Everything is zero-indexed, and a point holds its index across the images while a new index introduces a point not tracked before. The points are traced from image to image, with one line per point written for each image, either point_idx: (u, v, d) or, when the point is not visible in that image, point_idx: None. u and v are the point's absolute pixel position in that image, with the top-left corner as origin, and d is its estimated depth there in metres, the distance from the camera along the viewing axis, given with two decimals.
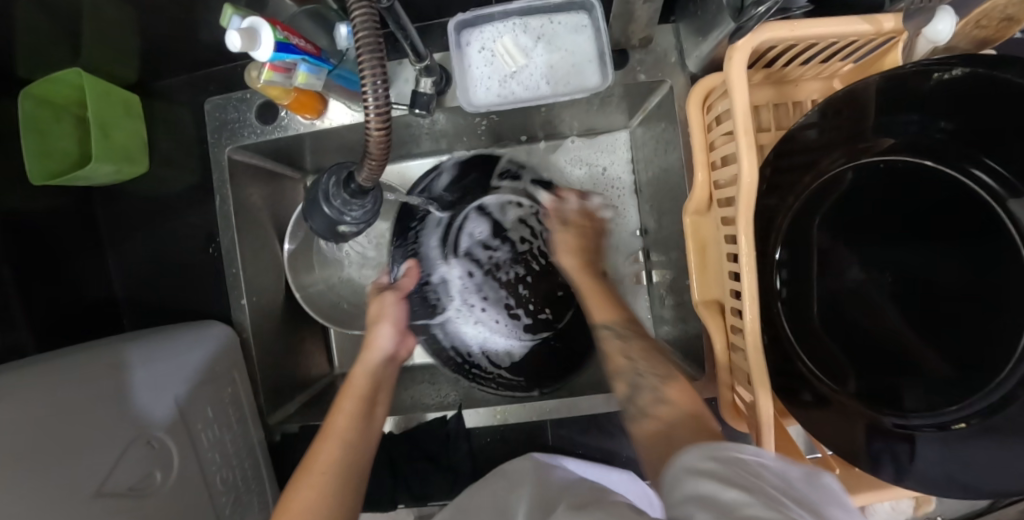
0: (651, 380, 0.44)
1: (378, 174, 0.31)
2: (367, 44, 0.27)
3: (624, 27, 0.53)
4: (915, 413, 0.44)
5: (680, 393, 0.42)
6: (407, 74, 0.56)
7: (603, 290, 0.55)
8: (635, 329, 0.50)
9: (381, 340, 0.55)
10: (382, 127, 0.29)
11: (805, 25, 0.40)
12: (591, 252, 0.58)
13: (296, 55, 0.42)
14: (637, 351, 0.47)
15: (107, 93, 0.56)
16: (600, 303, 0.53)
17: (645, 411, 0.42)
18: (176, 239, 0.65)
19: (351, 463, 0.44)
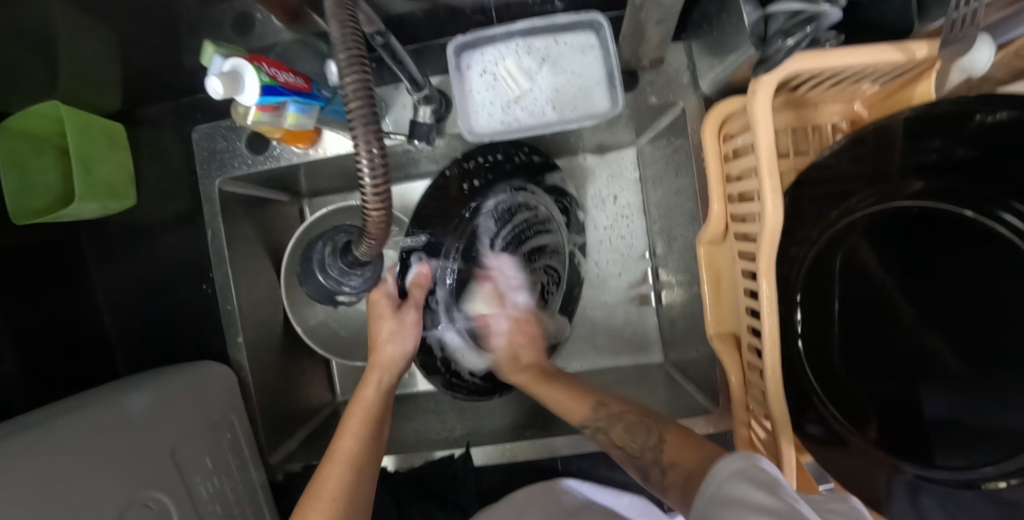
0: (648, 455, 0.43)
1: (377, 248, 0.32)
2: (362, 118, 0.26)
3: (635, 49, 0.50)
4: (940, 466, 0.41)
5: (677, 451, 0.41)
6: (404, 99, 0.53)
7: (563, 388, 0.54)
8: (609, 414, 0.48)
9: (389, 359, 0.52)
10: (379, 205, 0.29)
11: (835, 55, 0.37)
12: (538, 361, 0.59)
13: (284, 95, 0.39)
14: (617, 432, 0.47)
15: (87, 126, 0.53)
16: (574, 398, 0.51)
17: (661, 484, 0.41)
18: (168, 273, 0.62)
19: (361, 490, 0.43)
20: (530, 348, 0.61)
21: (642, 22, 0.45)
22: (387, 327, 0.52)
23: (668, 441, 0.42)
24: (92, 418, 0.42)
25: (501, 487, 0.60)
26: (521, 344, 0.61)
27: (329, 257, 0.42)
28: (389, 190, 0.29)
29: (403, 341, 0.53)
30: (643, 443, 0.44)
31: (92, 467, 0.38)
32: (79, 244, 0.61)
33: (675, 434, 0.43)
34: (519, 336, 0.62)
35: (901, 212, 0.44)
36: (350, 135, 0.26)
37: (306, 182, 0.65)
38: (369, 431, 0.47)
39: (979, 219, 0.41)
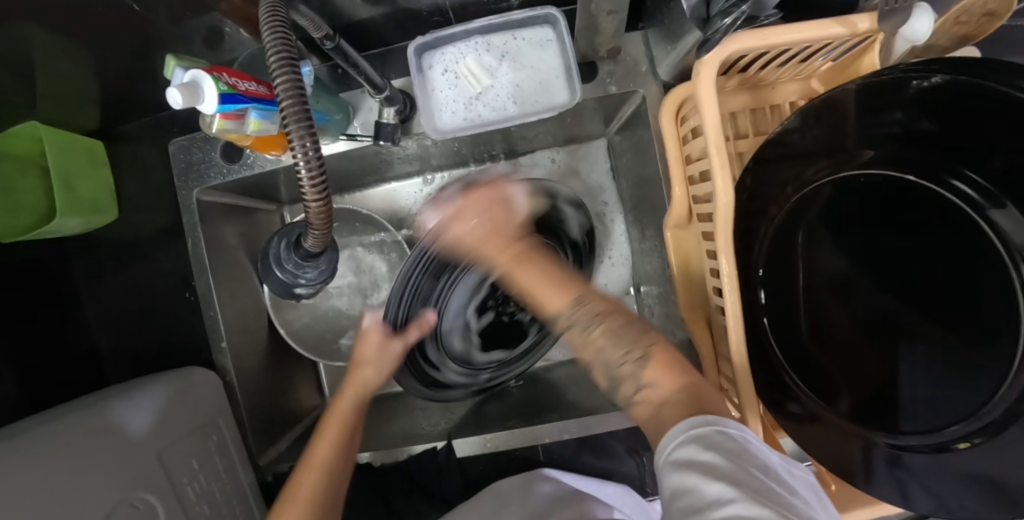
0: (627, 368, 0.37)
1: (323, 240, 0.34)
2: (295, 115, 0.28)
3: (590, 40, 0.51)
4: (907, 434, 0.42)
5: (660, 371, 0.36)
6: (370, 103, 0.55)
7: (544, 273, 0.44)
8: (599, 309, 0.41)
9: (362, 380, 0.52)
10: (320, 198, 0.31)
11: (776, 32, 0.38)
12: (503, 221, 0.46)
13: (245, 103, 0.40)
14: (599, 330, 0.40)
15: (67, 144, 0.55)
16: (553, 290, 0.43)
17: (631, 400, 0.37)
18: (153, 284, 0.64)
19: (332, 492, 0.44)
20: (501, 234, 0.45)
21: (594, 14, 0.46)
22: (374, 346, 0.52)
23: (648, 362, 0.36)
24: (80, 421, 0.43)
25: (486, 479, 0.61)
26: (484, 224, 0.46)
27: (283, 251, 0.43)
28: (327, 183, 0.30)
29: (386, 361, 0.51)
30: (624, 348, 0.38)
31: (79, 467, 0.39)
32: (66, 260, 0.63)
33: (660, 350, 0.37)
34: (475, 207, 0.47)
35: (851, 184, 0.45)
36: (284, 132, 0.28)
37: (282, 188, 0.67)
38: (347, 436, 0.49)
39: (927, 186, 0.43)
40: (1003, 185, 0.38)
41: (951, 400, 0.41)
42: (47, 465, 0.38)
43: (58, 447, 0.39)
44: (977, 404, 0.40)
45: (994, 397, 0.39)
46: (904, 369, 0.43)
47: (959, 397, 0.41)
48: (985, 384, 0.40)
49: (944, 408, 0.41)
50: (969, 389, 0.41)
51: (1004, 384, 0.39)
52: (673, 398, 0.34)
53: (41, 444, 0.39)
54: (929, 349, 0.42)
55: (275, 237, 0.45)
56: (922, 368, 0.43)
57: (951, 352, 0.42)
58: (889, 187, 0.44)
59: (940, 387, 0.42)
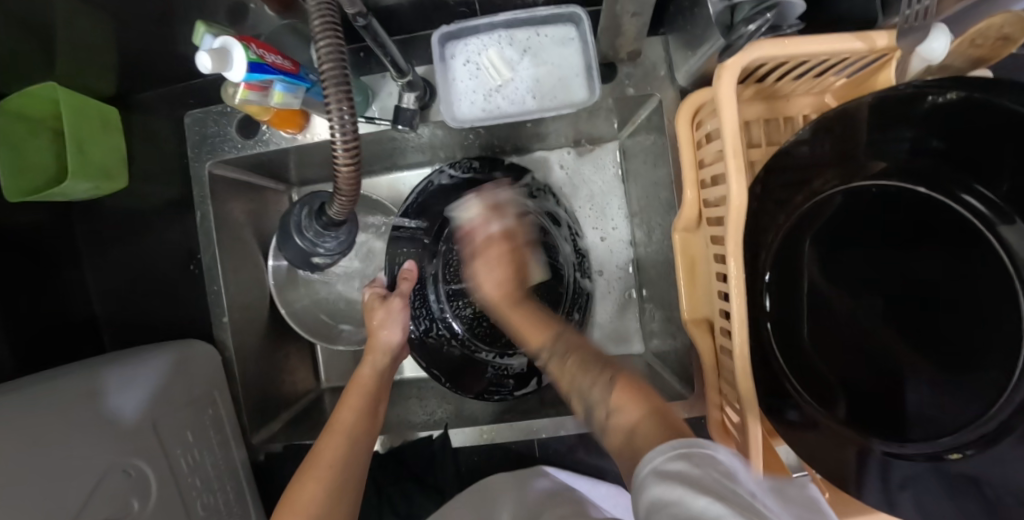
0: (598, 393, 0.38)
1: (348, 208, 0.35)
2: (332, 78, 0.29)
3: (612, 41, 0.51)
4: (910, 442, 0.43)
5: (626, 395, 0.36)
6: (390, 88, 0.55)
7: (528, 318, 0.51)
8: (566, 344, 0.46)
9: (387, 342, 0.57)
10: (350, 162, 0.31)
11: (797, 43, 0.39)
12: (513, 280, 0.56)
13: (272, 74, 0.40)
14: (571, 360, 0.44)
15: (83, 108, 0.55)
16: (534, 325, 0.50)
17: (607, 427, 0.36)
18: (157, 255, 0.63)
19: (348, 484, 0.44)
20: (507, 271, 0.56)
21: (618, 15, 0.47)
22: (380, 313, 0.58)
23: (615, 391, 0.37)
24: (73, 385, 0.42)
25: (479, 472, 0.61)
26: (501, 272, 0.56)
27: (305, 219, 0.43)
28: (359, 145, 0.30)
29: (395, 323, 0.58)
30: (595, 377, 0.40)
31: (69, 431, 0.38)
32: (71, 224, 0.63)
33: (626, 377, 0.39)
34: (501, 263, 0.57)
35: (862, 194, 0.46)
36: (323, 97, 0.29)
37: (294, 168, 0.67)
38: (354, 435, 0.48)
39: (937, 197, 0.44)
40: (1013, 202, 0.40)
41: (949, 407, 0.42)
42: (39, 422, 0.37)
43: (48, 408, 0.38)
44: (971, 412, 0.41)
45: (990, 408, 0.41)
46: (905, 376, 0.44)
47: (953, 408, 0.42)
48: (985, 396, 0.41)
49: (940, 418, 0.42)
50: (964, 399, 0.42)
51: (1002, 394, 0.40)
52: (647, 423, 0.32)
53: (32, 402, 0.38)
54: (931, 360, 0.43)
55: (295, 204, 0.45)
56: (927, 381, 0.43)
57: (951, 365, 0.43)
58: (899, 198, 0.45)
59: (940, 396, 0.43)
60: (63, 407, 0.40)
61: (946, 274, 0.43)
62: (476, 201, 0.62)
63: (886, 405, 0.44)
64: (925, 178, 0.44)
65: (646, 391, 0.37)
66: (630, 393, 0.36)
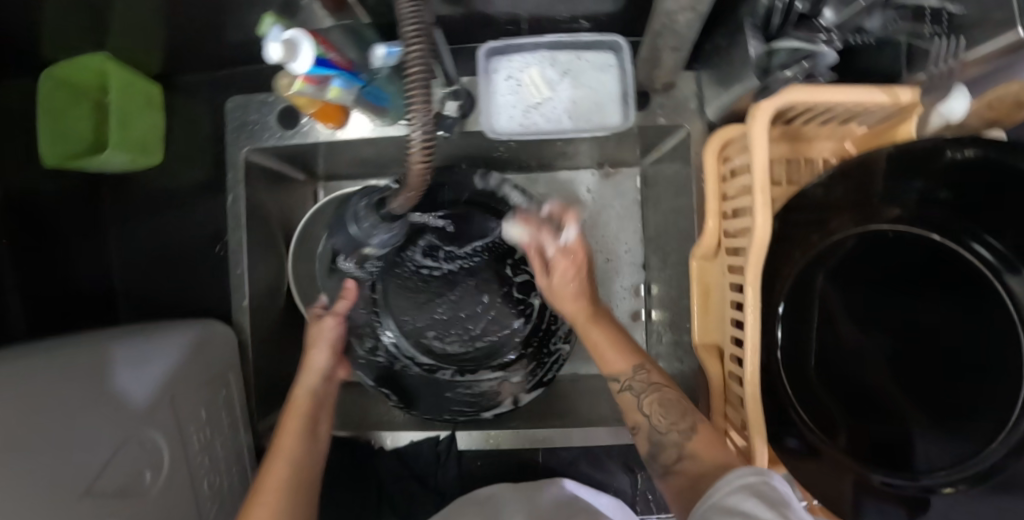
0: (673, 436, 0.41)
1: (412, 206, 0.30)
2: (419, 75, 0.27)
3: (650, 71, 0.54)
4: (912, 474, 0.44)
5: (703, 445, 0.39)
6: (432, 95, 0.57)
7: (609, 335, 0.50)
8: (648, 377, 0.45)
9: (317, 363, 0.53)
10: (424, 156, 0.28)
11: (827, 91, 0.42)
12: (591, 289, 0.52)
13: (331, 70, 0.42)
14: (649, 399, 0.44)
15: (130, 84, 0.56)
16: (612, 353, 0.48)
17: (670, 468, 0.40)
18: (182, 235, 0.64)
19: (295, 518, 0.40)
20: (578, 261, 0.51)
21: (659, 47, 0.50)
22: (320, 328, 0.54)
23: (694, 436, 0.40)
24: (83, 358, 0.40)
25: (481, 477, 0.61)
26: (574, 276, 0.51)
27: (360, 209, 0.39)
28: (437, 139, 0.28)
29: (328, 340, 0.53)
30: (673, 420, 0.42)
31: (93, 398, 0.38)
32: (99, 195, 0.64)
33: (705, 426, 0.41)
34: (568, 269, 0.51)
35: (877, 236, 0.48)
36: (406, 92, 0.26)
37: (324, 162, 0.68)
38: (300, 467, 0.44)
39: (948, 244, 0.46)
40: (1021, 253, 0.42)
41: (946, 444, 0.44)
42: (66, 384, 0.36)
43: (79, 373, 0.39)
44: (969, 450, 0.43)
45: (986, 449, 0.42)
46: (907, 411, 0.46)
47: (951, 445, 0.44)
48: (984, 436, 0.43)
49: (938, 454, 0.44)
50: (962, 438, 0.44)
51: (998, 436, 0.42)
52: None
53: (61, 364, 0.38)
54: (931, 398, 0.45)
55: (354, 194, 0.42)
56: (927, 417, 0.45)
57: (952, 404, 0.44)
58: (910, 242, 0.47)
59: (940, 432, 0.45)
60: (90, 374, 0.40)
61: (953, 315, 0.45)
62: (518, 221, 0.53)
63: (885, 438, 0.46)
64: (938, 225, 0.47)
65: (716, 439, 0.40)
66: (708, 441, 0.40)
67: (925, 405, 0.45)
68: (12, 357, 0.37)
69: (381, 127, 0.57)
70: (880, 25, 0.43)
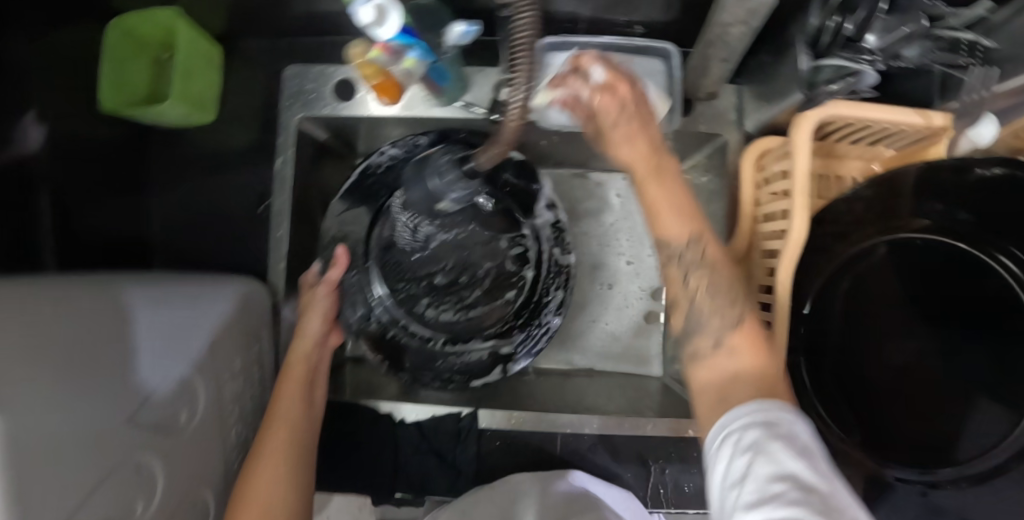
0: (713, 321, 0.40)
1: (500, 158, 0.31)
2: (524, 28, 0.23)
3: (697, 80, 0.57)
4: (931, 466, 0.47)
5: (746, 341, 0.38)
6: (488, 81, 0.59)
7: (672, 194, 0.43)
8: (701, 256, 0.41)
9: (311, 330, 0.56)
10: (520, 116, 0.25)
11: (865, 109, 0.46)
12: (648, 140, 0.45)
13: (409, 39, 0.44)
14: (698, 279, 0.41)
15: (196, 42, 0.58)
16: (671, 214, 0.42)
17: (698, 355, 0.39)
18: (225, 196, 0.66)
19: (296, 476, 0.45)
20: (627, 107, 0.45)
21: (709, 57, 0.53)
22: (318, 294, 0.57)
23: (740, 329, 0.39)
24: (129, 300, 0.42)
25: (498, 459, 0.61)
26: (626, 119, 0.45)
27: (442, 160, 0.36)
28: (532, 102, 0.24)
29: (322, 307, 0.57)
30: (717, 302, 0.40)
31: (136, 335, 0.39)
32: (148, 149, 0.65)
33: (751, 322, 0.39)
34: (616, 106, 0.45)
35: (907, 243, 0.50)
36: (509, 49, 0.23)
37: (369, 140, 0.70)
38: (300, 432, 0.48)
39: (974, 253, 0.48)
40: None
41: (962, 441, 0.47)
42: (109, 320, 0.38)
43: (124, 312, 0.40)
44: (982, 447, 0.47)
45: (997, 445, 0.46)
46: (926, 410, 0.49)
47: (968, 443, 0.47)
48: (998, 434, 0.46)
49: (956, 449, 0.47)
50: (979, 436, 0.47)
51: (1009, 436, 0.46)
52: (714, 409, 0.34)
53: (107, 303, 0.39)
54: (951, 400, 0.48)
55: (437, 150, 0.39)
56: (947, 416, 0.48)
57: (969, 406, 0.48)
58: (939, 252, 0.49)
59: (961, 431, 0.48)
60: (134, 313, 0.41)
61: (977, 322, 0.48)
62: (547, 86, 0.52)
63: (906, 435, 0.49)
64: (965, 234, 0.49)
65: (763, 343, 0.38)
66: (753, 341, 0.38)
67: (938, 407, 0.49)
68: (11, 288, 0.34)
69: (435, 106, 0.59)
70: (917, 54, 0.45)
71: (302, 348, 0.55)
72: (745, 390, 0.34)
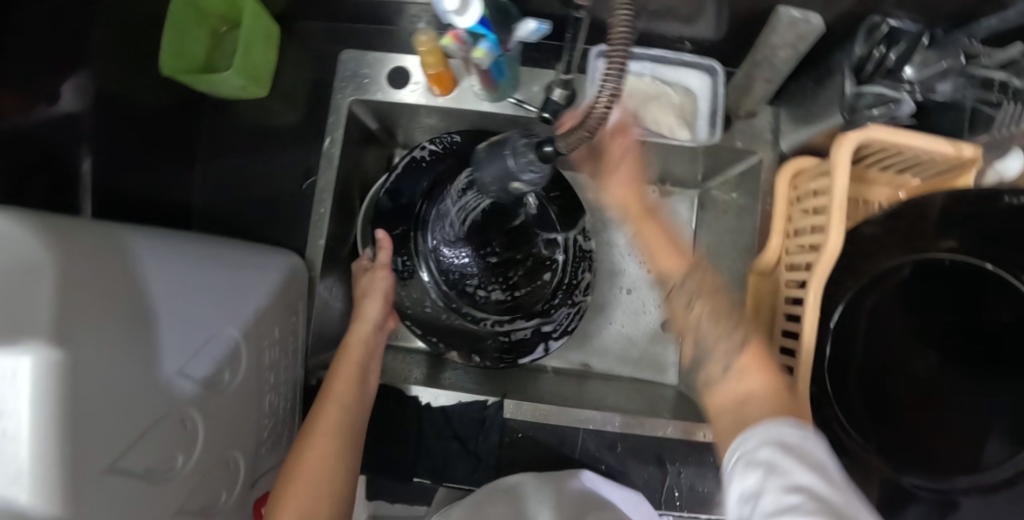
0: (721, 345, 0.41)
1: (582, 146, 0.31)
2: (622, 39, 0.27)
3: (738, 98, 0.60)
4: (948, 474, 0.49)
5: (754, 364, 0.39)
6: (541, 82, 0.60)
7: (666, 231, 0.50)
8: (697, 281, 0.46)
9: (370, 312, 0.60)
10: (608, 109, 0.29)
11: (904, 135, 0.49)
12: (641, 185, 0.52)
13: (486, 31, 0.46)
14: (699, 305, 0.44)
15: (259, 18, 0.60)
16: (664, 251, 0.48)
17: (711, 382, 0.40)
18: (269, 171, 0.67)
19: (346, 455, 0.49)
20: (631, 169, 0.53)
21: (754, 76, 0.56)
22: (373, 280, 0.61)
23: (744, 352, 0.40)
24: (188, 252, 0.43)
25: (518, 451, 0.61)
26: (626, 174, 0.52)
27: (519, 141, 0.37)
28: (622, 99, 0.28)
29: (381, 290, 0.60)
30: (723, 327, 0.42)
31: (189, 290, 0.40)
32: (198, 119, 0.67)
33: (756, 343, 0.41)
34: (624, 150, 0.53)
35: (935, 263, 0.52)
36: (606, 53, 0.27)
37: (413, 130, 0.71)
38: (355, 408, 0.52)
39: (999, 273, 0.51)
40: None
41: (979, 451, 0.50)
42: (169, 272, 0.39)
43: (181, 266, 0.41)
44: (996, 458, 0.49)
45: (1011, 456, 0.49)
46: (947, 421, 0.51)
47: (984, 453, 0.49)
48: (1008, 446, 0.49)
49: (971, 459, 0.50)
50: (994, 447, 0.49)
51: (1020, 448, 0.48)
52: (762, 402, 0.35)
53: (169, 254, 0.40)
54: (968, 414, 0.50)
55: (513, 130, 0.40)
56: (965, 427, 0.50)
57: (985, 420, 0.50)
58: (966, 271, 0.52)
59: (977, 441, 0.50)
60: (192, 269, 0.42)
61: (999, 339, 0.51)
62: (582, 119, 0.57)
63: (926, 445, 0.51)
64: (991, 256, 0.52)
65: (766, 361, 0.40)
66: (759, 361, 0.39)
67: (957, 417, 0.50)
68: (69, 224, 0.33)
69: (486, 102, 0.61)
70: (951, 89, 0.48)
71: (360, 328, 0.59)
72: (758, 409, 0.35)
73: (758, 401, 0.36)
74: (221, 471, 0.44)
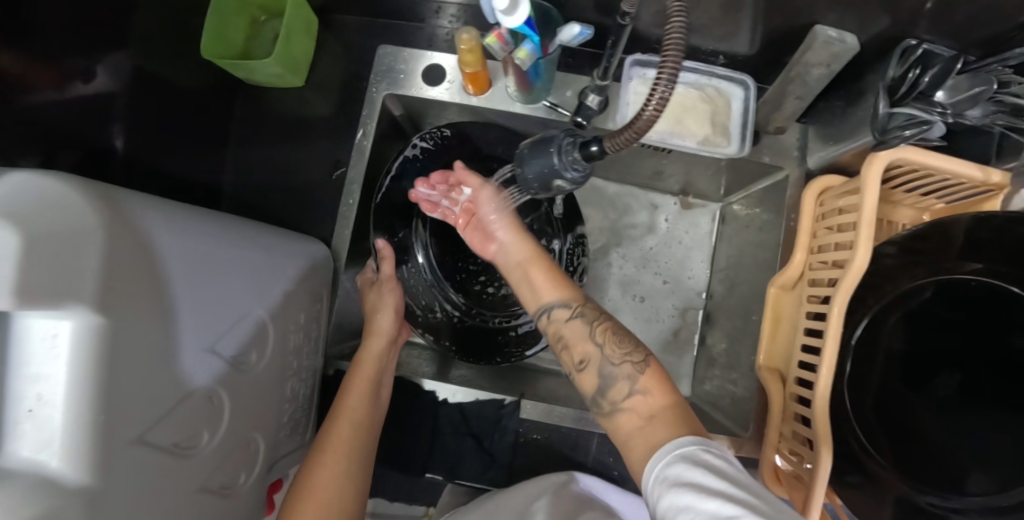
0: (623, 368, 0.40)
1: (629, 145, 0.33)
2: (673, 50, 0.29)
3: (769, 113, 0.61)
4: (970, 498, 0.49)
5: (655, 382, 0.39)
6: (575, 86, 0.61)
7: (549, 275, 0.47)
8: (597, 307, 0.45)
9: (383, 327, 0.59)
10: (655, 112, 0.31)
11: (934, 156, 0.49)
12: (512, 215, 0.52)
13: (527, 31, 0.47)
14: (600, 328, 0.43)
15: (300, 10, 0.61)
16: (546, 282, 0.46)
17: (614, 404, 0.39)
18: (301, 161, 0.68)
19: (355, 473, 0.50)
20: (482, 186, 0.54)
21: (785, 93, 0.57)
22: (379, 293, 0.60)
23: (644, 373, 0.40)
24: (227, 228, 0.43)
25: (528, 453, 0.61)
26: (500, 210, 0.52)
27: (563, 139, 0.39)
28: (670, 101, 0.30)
29: (391, 305, 0.60)
30: (625, 349, 0.41)
31: (229, 267, 0.40)
32: (234, 107, 0.68)
33: (654, 368, 0.40)
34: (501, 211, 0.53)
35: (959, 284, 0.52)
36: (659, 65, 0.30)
37: None
38: (364, 427, 0.52)
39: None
40: None
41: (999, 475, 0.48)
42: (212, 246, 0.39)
43: (223, 241, 0.41)
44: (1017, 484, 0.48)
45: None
46: (965, 443, 0.50)
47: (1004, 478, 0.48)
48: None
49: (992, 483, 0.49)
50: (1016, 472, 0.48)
51: None
52: (661, 421, 0.36)
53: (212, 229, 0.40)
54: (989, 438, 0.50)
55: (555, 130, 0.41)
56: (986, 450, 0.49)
57: (1006, 446, 0.49)
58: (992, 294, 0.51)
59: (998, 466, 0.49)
60: (231, 245, 0.42)
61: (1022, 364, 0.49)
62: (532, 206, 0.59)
63: (944, 468, 0.50)
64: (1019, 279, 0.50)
65: (667, 382, 0.40)
66: (659, 381, 0.40)
67: (978, 440, 0.50)
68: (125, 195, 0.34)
69: (519, 103, 0.61)
70: (980, 114, 0.49)
71: (374, 343, 0.58)
72: (663, 429, 0.35)
73: (662, 414, 0.37)
74: (243, 451, 0.44)
